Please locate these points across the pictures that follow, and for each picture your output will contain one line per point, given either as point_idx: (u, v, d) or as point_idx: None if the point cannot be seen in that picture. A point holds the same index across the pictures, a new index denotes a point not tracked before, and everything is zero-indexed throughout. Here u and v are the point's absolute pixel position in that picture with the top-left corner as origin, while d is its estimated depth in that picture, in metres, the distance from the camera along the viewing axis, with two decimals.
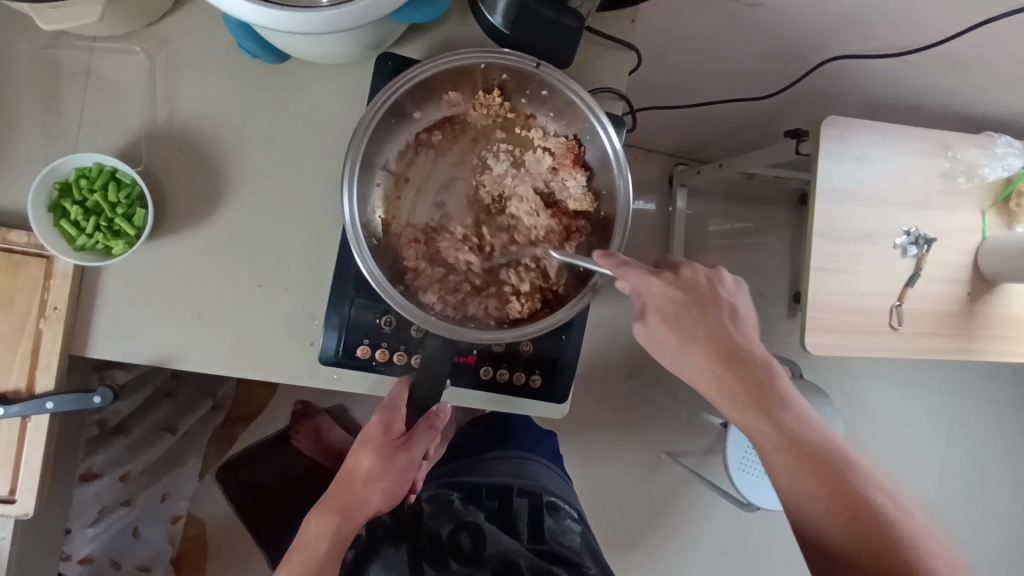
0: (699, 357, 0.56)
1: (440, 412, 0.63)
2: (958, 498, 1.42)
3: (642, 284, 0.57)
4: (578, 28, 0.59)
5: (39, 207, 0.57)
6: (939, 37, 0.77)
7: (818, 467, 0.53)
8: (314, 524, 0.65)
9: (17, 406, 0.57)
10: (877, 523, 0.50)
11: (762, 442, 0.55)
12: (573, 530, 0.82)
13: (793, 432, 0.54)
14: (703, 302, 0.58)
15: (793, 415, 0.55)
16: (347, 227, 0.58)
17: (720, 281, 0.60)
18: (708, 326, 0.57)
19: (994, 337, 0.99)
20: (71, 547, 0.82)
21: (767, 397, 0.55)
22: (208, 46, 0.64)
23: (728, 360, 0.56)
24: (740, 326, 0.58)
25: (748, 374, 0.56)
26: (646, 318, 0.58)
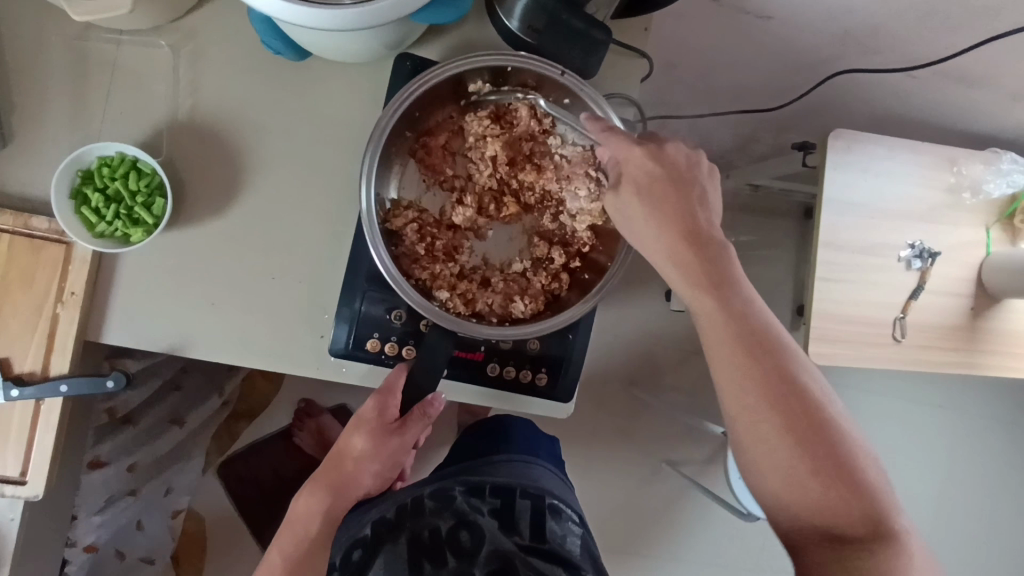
0: (660, 233, 0.56)
1: (433, 402, 0.64)
2: (957, 513, 1.41)
3: (624, 154, 0.58)
4: (604, 42, 0.61)
5: (62, 194, 0.59)
6: (946, 52, 0.79)
7: (756, 352, 0.52)
8: (303, 499, 0.68)
9: (32, 388, 0.58)
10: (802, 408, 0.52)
11: (711, 323, 0.54)
12: (573, 534, 0.79)
13: (740, 315, 0.54)
14: (677, 180, 0.57)
15: (741, 297, 0.54)
16: (365, 219, 0.59)
17: (700, 165, 0.59)
18: (682, 209, 0.56)
19: (996, 352, 0.99)
20: (76, 535, 0.84)
21: (720, 274, 0.55)
22: (231, 41, 0.65)
23: (691, 239, 0.56)
24: (709, 211, 0.58)
25: (705, 260, 0.55)
26: (620, 186, 0.59)
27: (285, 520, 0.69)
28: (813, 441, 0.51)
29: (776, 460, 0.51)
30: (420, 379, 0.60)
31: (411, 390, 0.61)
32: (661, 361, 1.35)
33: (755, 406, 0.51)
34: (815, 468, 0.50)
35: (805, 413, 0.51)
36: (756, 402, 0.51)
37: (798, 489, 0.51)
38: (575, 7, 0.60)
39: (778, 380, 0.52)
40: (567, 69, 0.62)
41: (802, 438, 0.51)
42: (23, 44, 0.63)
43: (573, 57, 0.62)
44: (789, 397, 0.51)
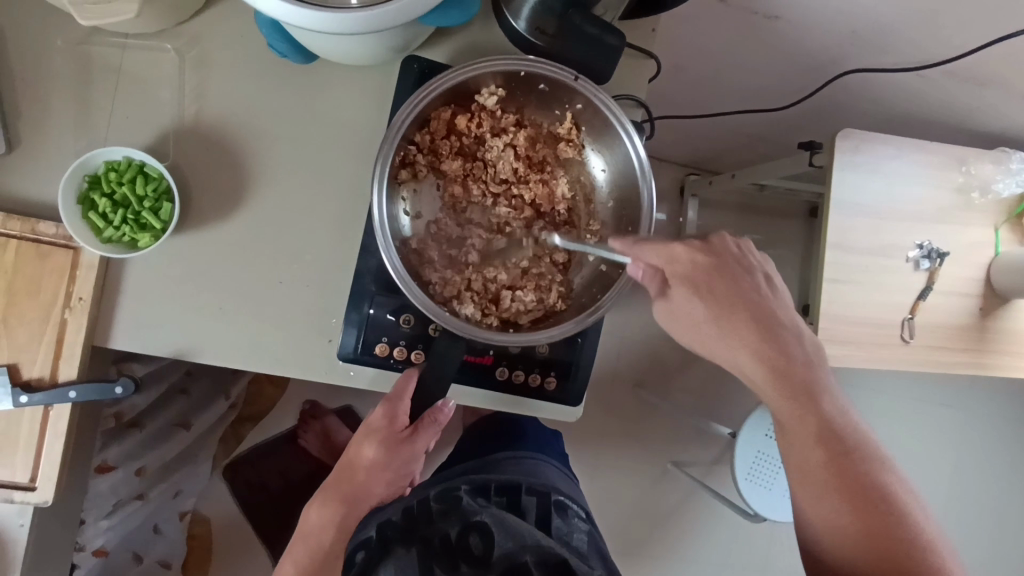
0: (735, 334, 0.54)
1: (444, 408, 0.63)
2: (964, 514, 1.41)
3: (664, 258, 0.56)
4: (618, 47, 0.61)
5: (69, 199, 0.58)
6: (957, 52, 0.78)
7: (839, 457, 0.53)
8: (317, 511, 0.66)
9: (41, 394, 0.58)
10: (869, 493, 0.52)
11: (794, 426, 0.54)
12: (580, 530, 0.81)
13: (825, 408, 0.54)
14: (726, 269, 0.56)
15: (831, 401, 0.54)
16: (377, 226, 0.59)
17: (729, 244, 0.58)
18: (739, 299, 0.55)
19: (1004, 352, 0.99)
20: (84, 539, 0.83)
21: (771, 330, 0.54)
22: (237, 46, 0.65)
23: (778, 345, 0.54)
24: (780, 297, 0.56)
25: (794, 362, 0.54)
26: (668, 292, 0.57)
27: (297, 533, 0.67)
28: (873, 519, 0.52)
29: (853, 564, 0.52)
30: (433, 387, 0.61)
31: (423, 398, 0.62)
32: (667, 362, 1.35)
33: (829, 513, 0.53)
34: (899, 572, 0.50)
35: (879, 515, 0.52)
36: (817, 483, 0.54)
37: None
38: (586, 10, 0.59)
39: (851, 483, 0.53)
40: (580, 74, 0.62)
41: (882, 541, 0.51)
42: (28, 49, 0.62)
43: (585, 61, 0.62)
44: (851, 474, 0.53)
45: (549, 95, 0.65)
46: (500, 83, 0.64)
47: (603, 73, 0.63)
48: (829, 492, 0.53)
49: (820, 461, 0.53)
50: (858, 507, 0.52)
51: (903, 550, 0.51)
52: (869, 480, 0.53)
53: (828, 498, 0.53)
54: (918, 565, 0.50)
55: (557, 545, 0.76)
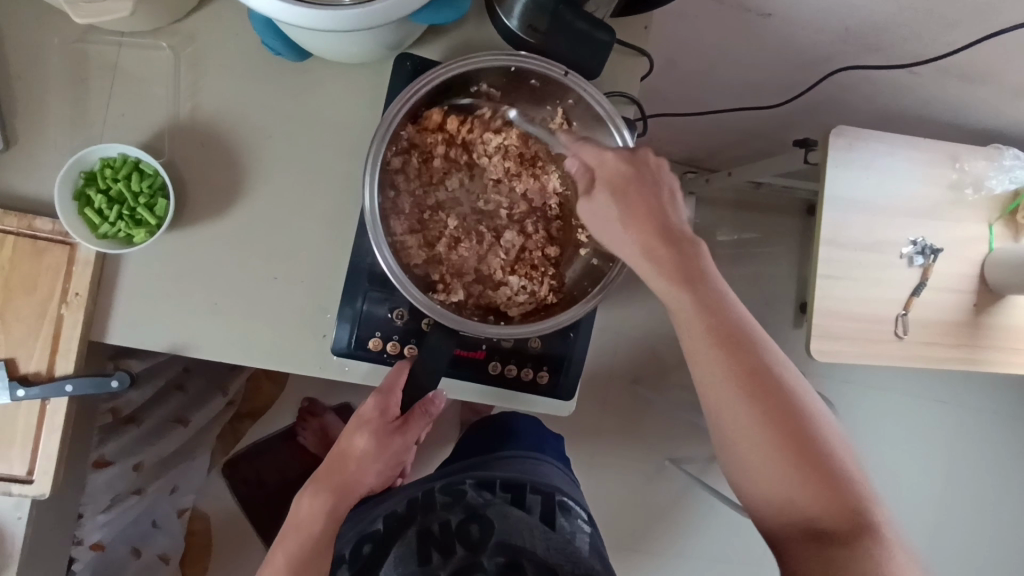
0: (636, 232, 0.56)
1: (435, 399, 0.64)
2: (961, 511, 1.41)
3: (596, 158, 0.58)
4: (608, 44, 0.62)
5: (65, 196, 0.59)
6: (947, 49, 0.79)
7: (732, 345, 0.54)
8: (308, 500, 0.67)
9: (37, 389, 0.59)
10: (781, 407, 0.54)
11: (686, 317, 0.55)
12: (583, 531, 0.81)
13: (716, 308, 0.55)
14: (640, 177, 0.57)
15: (718, 293, 0.56)
16: (369, 220, 0.60)
17: (649, 162, 0.58)
18: (644, 202, 0.56)
19: (998, 348, 0.99)
20: (81, 533, 0.84)
21: (670, 234, 0.56)
22: (232, 44, 0.66)
23: (667, 240, 0.56)
24: (680, 212, 0.58)
25: (687, 259, 0.56)
26: (592, 190, 0.57)
27: (287, 523, 0.68)
28: (782, 431, 0.53)
29: (744, 440, 0.54)
30: (424, 379, 0.61)
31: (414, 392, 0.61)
32: (663, 359, 1.36)
33: (727, 399, 0.54)
34: (786, 445, 0.53)
35: (771, 395, 0.54)
36: (727, 392, 0.54)
37: (763, 472, 0.54)
38: (577, 6, 0.60)
39: (745, 364, 0.54)
40: (570, 70, 0.62)
41: (769, 418, 0.53)
42: (24, 47, 0.63)
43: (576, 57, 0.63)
44: (755, 381, 0.54)
45: (541, 91, 0.66)
46: (492, 78, 0.64)
47: (594, 70, 0.64)
48: (736, 401, 0.53)
49: (715, 349, 0.54)
50: (760, 400, 0.53)
51: (802, 446, 0.53)
52: (773, 388, 0.54)
53: (740, 409, 0.53)
54: (814, 462, 0.53)
55: (557, 542, 0.77)
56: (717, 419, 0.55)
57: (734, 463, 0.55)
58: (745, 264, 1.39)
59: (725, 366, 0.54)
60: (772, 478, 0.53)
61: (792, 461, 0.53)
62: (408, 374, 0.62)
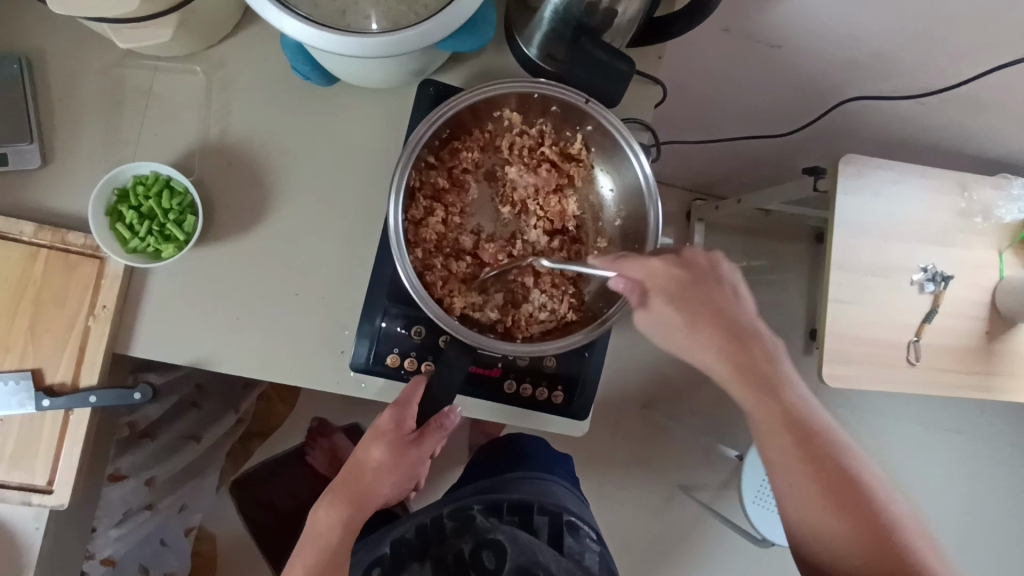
0: (708, 336, 0.56)
1: (450, 413, 0.64)
2: (979, 544, 1.38)
3: (644, 272, 0.57)
4: (627, 72, 0.63)
5: (98, 211, 0.61)
6: (954, 80, 0.80)
7: (810, 448, 0.56)
8: (324, 512, 0.67)
9: (63, 399, 0.60)
10: (830, 464, 0.55)
11: (761, 417, 0.56)
12: (592, 550, 0.82)
13: (752, 357, 0.56)
14: (701, 278, 0.57)
15: (788, 388, 0.57)
16: (392, 238, 0.61)
17: (697, 255, 0.58)
18: (708, 304, 0.56)
19: (1011, 376, 0.99)
20: (94, 548, 0.85)
21: (715, 293, 0.57)
22: (262, 69, 0.68)
23: (737, 339, 0.56)
24: (743, 303, 0.58)
25: (750, 355, 0.56)
26: (647, 301, 0.57)
27: (304, 535, 0.68)
28: (830, 484, 0.55)
29: (822, 534, 0.55)
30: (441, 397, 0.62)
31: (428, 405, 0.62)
32: (674, 384, 1.36)
33: (804, 495, 0.55)
34: (872, 542, 0.54)
35: (849, 495, 0.55)
36: (780, 445, 0.56)
37: (834, 551, 0.55)
38: (596, 36, 0.61)
39: (815, 460, 0.55)
40: (590, 98, 0.64)
41: (844, 509, 0.55)
42: (65, 71, 0.66)
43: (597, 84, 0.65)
44: (801, 429, 0.56)
45: (562, 117, 0.68)
46: (514, 105, 0.67)
47: (614, 96, 0.66)
48: (790, 455, 0.56)
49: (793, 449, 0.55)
50: (802, 453, 0.55)
51: (844, 490, 0.55)
52: (813, 437, 0.56)
53: (795, 469, 0.56)
54: (864, 513, 0.54)
55: (568, 566, 0.78)
56: (784, 486, 0.57)
57: (797, 525, 0.57)
58: (756, 289, 1.40)
59: (770, 413, 0.56)
60: (831, 537, 0.55)
61: (853, 519, 0.54)
62: (425, 388, 0.63)
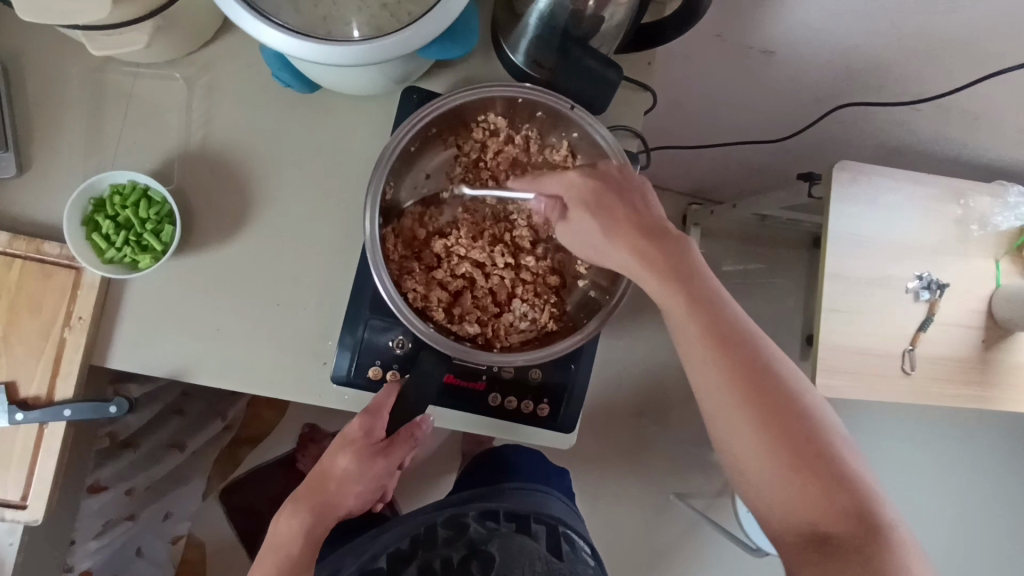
0: (621, 237, 0.54)
1: (422, 423, 0.64)
2: (975, 554, 1.37)
3: (563, 184, 0.58)
4: (615, 82, 0.63)
5: (74, 220, 0.60)
6: (948, 87, 0.79)
7: (728, 350, 0.50)
8: (285, 520, 0.64)
9: (36, 412, 0.59)
10: (762, 387, 0.49)
11: (679, 320, 0.52)
12: (589, 563, 0.79)
13: (678, 255, 0.53)
14: (615, 187, 0.57)
15: (708, 286, 0.52)
16: (370, 246, 0.60)
17: (612, 168, 0.59)
18: (625, 210, 0.55)
19: (1008, 387, 0.97)
20: (73, 560, 0.83)
21: (620, 194, 0.56)
22: (243, 75, 0.67)
23: (652, 234, 0.54)
24: (653, 210, 0.57)
25: (671, 252, 0.53)
26: (568, 213, 0.58)
27: (265, 545, 0.65)
28: (758, 402, 0.48)
29: (765, 486, 0.48)
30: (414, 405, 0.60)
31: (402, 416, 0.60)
32: (667, 391, 1.34)
33: (731, 419, 0.49)
34: (810, 480, 0.47)
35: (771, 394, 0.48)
36: (698, 363, 0.50)
37: (779, 506, 0.47)
38: (586, 43, 0.60)
39: (746, 377, 0.49)
40: (578, 105, 0.63)
41: (780, 453, 0.47)
42: (42, 77, 0.65)
43: (586, 90, 0.64)
44: (734, 343, 0.50)
45: (548, 122, 0.67)
46: (501, 109, 0.66)
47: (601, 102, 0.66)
48: (713, 374, 0.50)
49: (710, 351, 0.50)
50: (721, 356, 0.50)
51: (776, 415, 0.48)
52: (739, 344, 0.50)
53: (717, 391, 0.49)
54: (796, 449, 0.47)
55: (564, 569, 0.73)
56: (716, 428, 0.50)
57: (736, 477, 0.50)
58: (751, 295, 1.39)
59: (693, 322, 0.51)
60: (762, 482, 0.48)
61: (790, 461, 0.47)
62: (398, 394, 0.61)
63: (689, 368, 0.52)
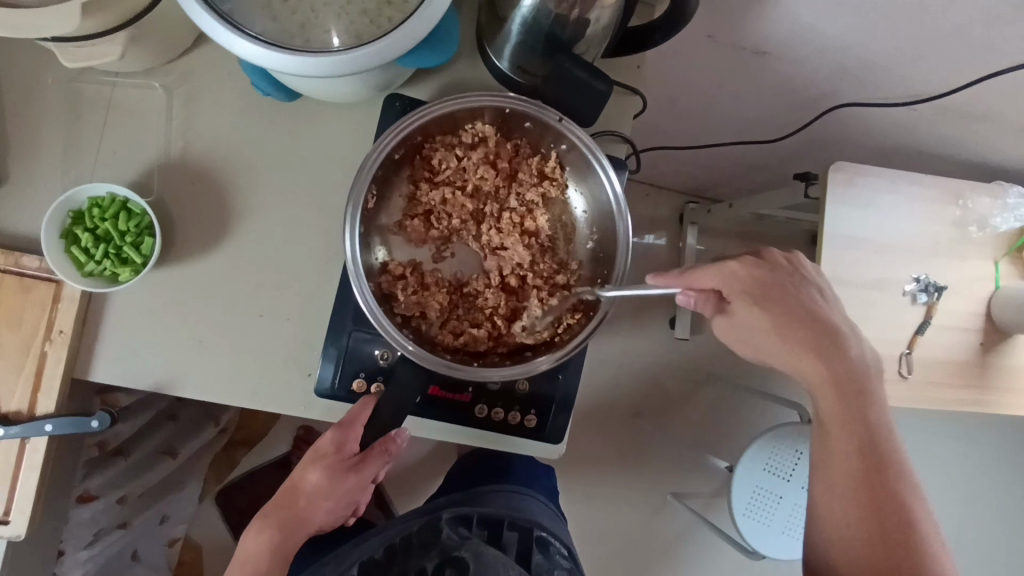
0: (789, 347, 0.54)
1: (398, 436, 0.62)
2: (975, 554, 1.36)
3: (722, 274, 0.56)
4: (607, 92, 0.59)
5: (52, 233, 0.59)
6: (946, 87, 0.77)
7: (874, 456, 0.55)
8: (254, 536, 0.64)
9: (17, 427, 0.58)
10: (876, 459, 0.55)
11: (829, 414, 0.56)
12: (562, 569, 0.80)
13: (848, 354, 0.55)
14: (780, 282, 0.56)
15: (876, 399, 0.55)
16: (349, 261, 0.59)
17: (777, 257, 0.58)
18: (794, 315, 0.55)
19: (1007, 390, 0.96)
20: (62, 570, 0.82)
21: (772, 288, 0.55)
22: (224, 84, 0.66)
23: (813, 326, 0.54)
24: (828, 306, 0.57)
25: (840, 364, 0.54)
26: (727, 306, 0.57)
27: (237, 558, 0.66)
28: (869, 480, 0.55)
29: (835, 534, 0.56)
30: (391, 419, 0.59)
31: (372, 431, 0.59)
32: (665, 392, 1.34)
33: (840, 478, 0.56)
34: (871, 535, 0.54)
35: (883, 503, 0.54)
36: (843, 448, 0.56)
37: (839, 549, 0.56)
38: (572, 53, 0.58)
39: (865, 463, 0.55)
40: (565, 115, 0.62)
41: (864, 515, 0.54)
42: (21, 87, 0.64)
43: (576, 106, 0.61)
44: (870, 438, 0.55)
45: (535, 132, 0.66)
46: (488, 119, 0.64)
47: (593, 119, 0.62)
48: (851, 451, 0.55)
49: (852, 450, 0.55)
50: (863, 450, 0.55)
51: (871, 483, 0.55)
52: (880, 443, 0.55)
53: (844, 460, 0.56)
54: (883, 522, 0.54)
55: None
56: (817, 487, 0.58)
57: (817, 525, 0.58)
58: None
59: (836, 408, 0.55)
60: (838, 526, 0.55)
61: (875, 529, 0.54)
62: (373, 408, 0.60)
63: (820, 448, 0.58)
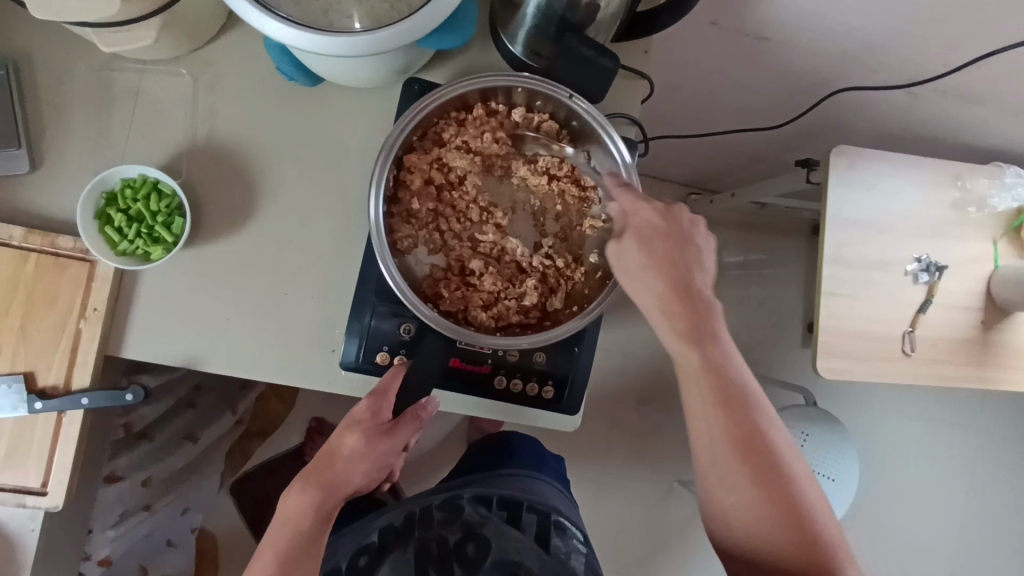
0: (652, 279, 0.57)
1: (428, 405, 0.64)
2: (980, 537, 1.38)
3: (632, 207, 0.60)
4: (613, 70, 0.62)
5: (87, 213, 0.62)
6: (944, 69, 0.80)
7: (729, 395, 0.57)
8: (292, 496, 0.64)
9: (55, 400, 0.61)
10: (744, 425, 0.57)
11: (690, 373, 0.58)
12: (579, 552, 0.82)
13: (676, 293, 0.57)
14: (673, 233, 0.58)
15: (723, 353, 0.58)
16: (373, 235, 0.62)
17: (682, 216, 0.60)
18: (669, 259, 0.58)
19: (1006, 366, 0.99)
20: (92, 547, 0.91)
21: (667, 237, 0.58)
22: (248, 71, 0.69)
23: (682, 296, 0.57)
24: (703, 270, 0.59)
25: (695, 309, 0.57)
26: (622, 235, 0.60)
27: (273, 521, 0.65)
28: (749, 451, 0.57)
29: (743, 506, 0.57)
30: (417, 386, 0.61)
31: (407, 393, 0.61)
32: (671, 378, 1.36)
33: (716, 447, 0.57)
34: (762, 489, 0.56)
35: (762, 464, 0.57)
36: (701, 397, 0.58)
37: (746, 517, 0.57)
38: (582, 32, 0.61)
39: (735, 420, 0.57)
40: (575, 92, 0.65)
41: (753, 480, 0.56)
42: (52, 74, 0.66)
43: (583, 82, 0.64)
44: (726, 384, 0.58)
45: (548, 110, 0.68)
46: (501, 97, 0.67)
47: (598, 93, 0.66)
48: (712, 407, 0.57)
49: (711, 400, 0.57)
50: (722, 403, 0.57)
51: (751, 450, 0.57)
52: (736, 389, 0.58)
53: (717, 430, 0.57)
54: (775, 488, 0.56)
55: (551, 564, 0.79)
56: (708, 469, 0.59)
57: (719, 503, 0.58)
58: (751, 285, 1.40)
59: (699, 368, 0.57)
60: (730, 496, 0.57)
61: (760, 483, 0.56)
62: (405, 377, 0.63)
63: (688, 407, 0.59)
